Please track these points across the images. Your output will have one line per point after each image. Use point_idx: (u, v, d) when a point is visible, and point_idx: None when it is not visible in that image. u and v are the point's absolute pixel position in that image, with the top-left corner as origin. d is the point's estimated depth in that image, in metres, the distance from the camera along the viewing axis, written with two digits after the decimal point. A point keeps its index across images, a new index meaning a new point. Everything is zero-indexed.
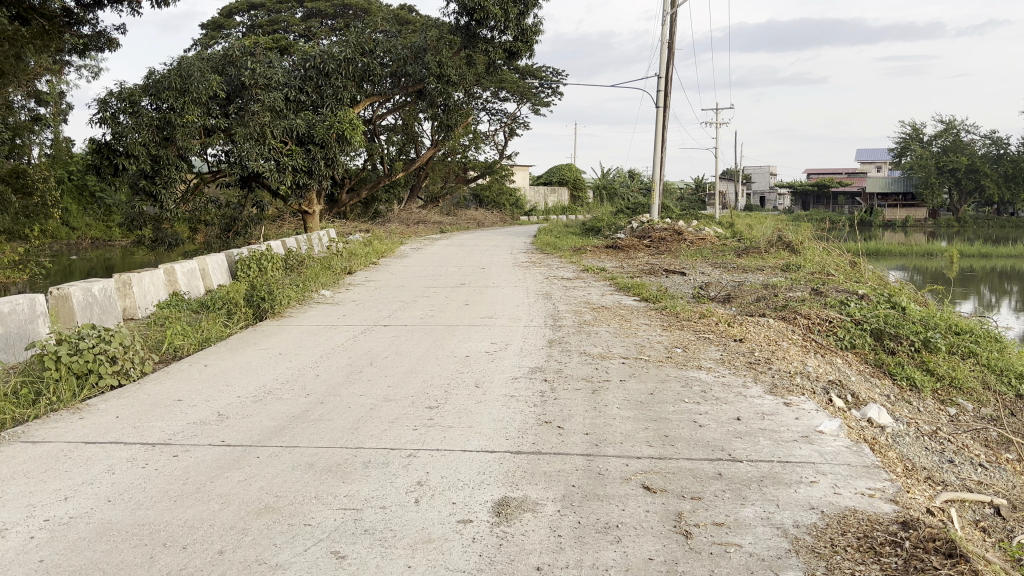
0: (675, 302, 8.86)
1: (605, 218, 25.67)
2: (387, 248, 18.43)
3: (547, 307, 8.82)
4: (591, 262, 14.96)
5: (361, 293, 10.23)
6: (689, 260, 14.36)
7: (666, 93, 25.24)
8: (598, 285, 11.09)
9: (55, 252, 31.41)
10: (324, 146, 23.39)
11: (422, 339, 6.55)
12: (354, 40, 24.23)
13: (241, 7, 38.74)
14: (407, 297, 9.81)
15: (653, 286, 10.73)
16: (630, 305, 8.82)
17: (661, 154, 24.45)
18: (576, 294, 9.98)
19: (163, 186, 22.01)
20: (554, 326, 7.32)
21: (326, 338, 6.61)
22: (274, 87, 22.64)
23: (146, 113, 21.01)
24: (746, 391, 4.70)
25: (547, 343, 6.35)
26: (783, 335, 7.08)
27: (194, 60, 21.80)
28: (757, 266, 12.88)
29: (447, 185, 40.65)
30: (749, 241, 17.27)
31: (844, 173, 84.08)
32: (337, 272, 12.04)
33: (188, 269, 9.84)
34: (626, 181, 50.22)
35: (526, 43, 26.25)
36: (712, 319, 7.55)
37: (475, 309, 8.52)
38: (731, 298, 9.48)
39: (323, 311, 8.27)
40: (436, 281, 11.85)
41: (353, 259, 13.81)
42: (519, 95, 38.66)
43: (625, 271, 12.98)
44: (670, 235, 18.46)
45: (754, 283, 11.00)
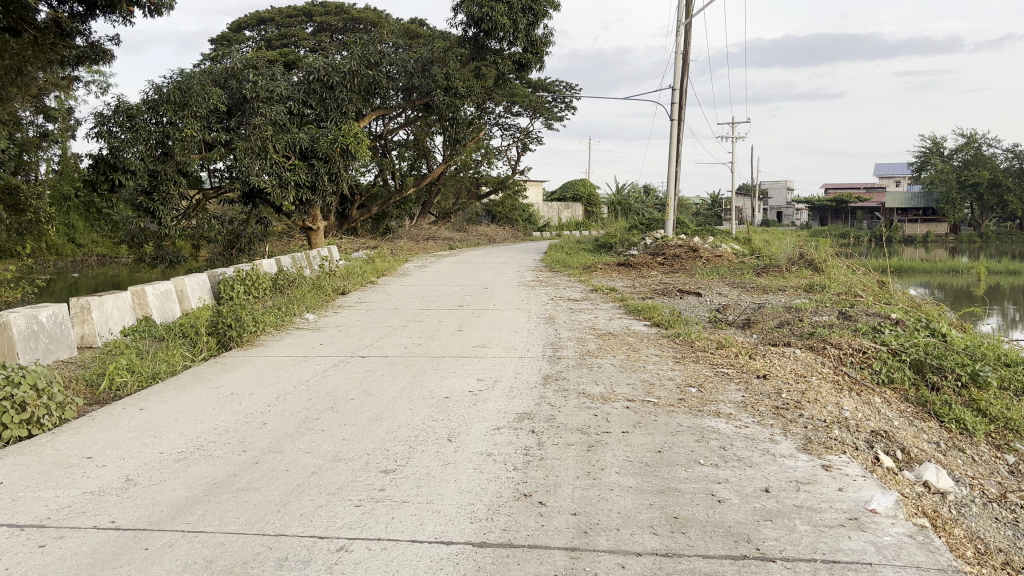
0: (688, 329, 8.04)
1: (617, 234, 24.91)
2: (390, 266, 17.73)
3: (547, 333, 8.02)
4: (602, 281, 14.18)
5: (351, 316, 9.49)
6: (705, 280, 13.54)
7: (680, 105, 24.48)
8: (607, 307, 10.32)
9: (60, 270, 30.94)
10: (327, 161, 22.74)
11: (401, 374, 5.75)
12: (359, 53, 23.77)
13: (251, 22, 38.40)
14: (398, 320, 9.05)
15: (666, 308, 9.93)
16: (640, 332, 7.99)
17: (675, 168, 23.67)
18: (581, 318, 9.20)
19: (162, 202, 21.42)
20: (553, 357, 6.51)
21: (292, 373, 5.83)
22: (276, 100, 22.09)
23: (145, 127, 20.52)
24: (775, 449, 3.85)
25: (542, 380, 5.53)
26: (811, 368, 6.24)
27: (196, 73, 21.32)
28: (778, 287, 12.06)
29: (459, 201, 40.06)
30: (768, 259, 16.43)
31: (864, 188, 82.95)
32: (330, 294, 11.31)
33: (162, 290, 9.11)
34: (641, 197, 49.45)
35: (535, 54, 25.62)
36: (731, 350, 6.70)
37: (469, 336, 7.73)
38: (751, 323, 8.64)
39: (300, 339, 7.51)
40: (434, 302, 11.09)
41: (349, 279, 13.09)
42: (531, 109, 38.05)
43: (637, 292, 12.18)
44: (685, 252, 17.64)
45: (776, 306, 10.18)
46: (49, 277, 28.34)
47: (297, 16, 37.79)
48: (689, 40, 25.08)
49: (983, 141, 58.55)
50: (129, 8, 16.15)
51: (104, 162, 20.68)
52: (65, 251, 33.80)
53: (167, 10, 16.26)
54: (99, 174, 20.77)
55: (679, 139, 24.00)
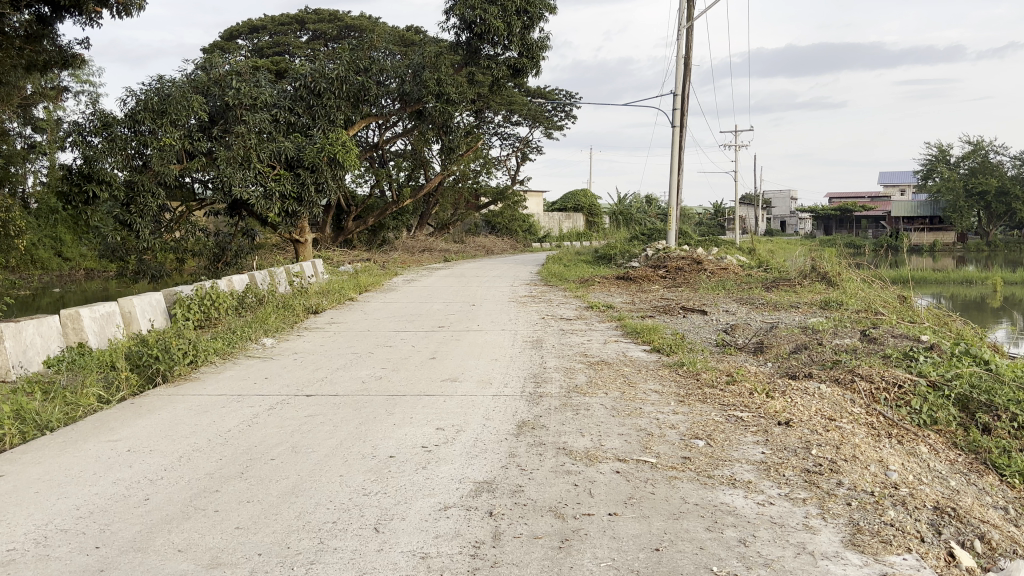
0: (693, 356, 7.02)
1: (618, 246, 23.95)
2: (377, 280, 16.81)
3: (532, 360, 7.03)
4: (599, 297, 13.24)
5: (316, 339, 8.48)
6: (710, 295, 12.56)
7: (683, 112, 23.57)
8: (602, 328, 9.33)
9: (45, 286, 30.04)
10: (314, 170, 21.72)
11: (345, 422, 4.73)
12: (348, 58, 22.90)
13: (242, 30, 37.61)
14: (366, 345, 8.05)
15: (668, 330, 8.92)
16: (639, 360, 6.97)
17: (677, 176, 22.70)
18: (571, 342, 8.22)
19: (139, 215, 20.43)
20: (534, 394, 5.49)
21: (216, 420, 4.81)
22: (261, 107, 21.22)
23: (122, 136, 19.61)
24: (813, 543, 2.84)
25: (516, 429, 4.51)
26: (841, 410, 5.21)
27: (176, 80, 20.41)
28: (791, 303, 11.07)
29: (457, 212, 39.11)
30: (777, 272, 15.44)
31: (867, 198, 82.13)
32: (299, 315, 10.35)
33: (102, 313, 8.12)
34: (642, 207, 48.51)
35: (531, 59, 24.73)
36: (743, 386, 5.65)
37: (442, 366, 6.73)
38: (765, 348, 7.64)
39: (246, 372, 6.49)
40: (413, 321, 10.12)
41: (326, 298, 12.14)
42: (531, 118, 37.16)
43: (637, 309, 11.20)
44: (688, 264, 16.65)
45: (790, 326, 9.16)
46: (32, 294, 27.43)
47: (290, 24, 36.96)
48: (690, 45, 24.23)
49: (989, 148, 57.49)
50: (97, 9, 15.32)
51: (78, 172, 19.63)
52: (51, 265, 32.87)
53: (136, 9, 15.52)
54: (73, 186, 19.67)
55: (681, 146, 23.07)
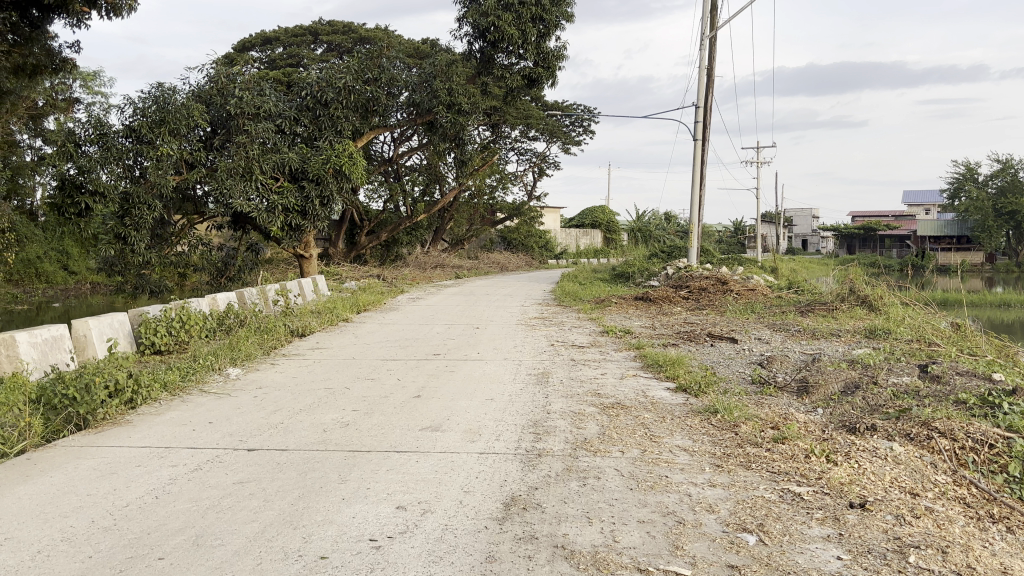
0: (726, 399, 5.86)
1: (636, 263, 22.81)
2: (379, 299, 15.76)
3: (534, 401, 5.91)
4: (615, 320, 12.13)
5: (290, 370, 7.41)
6: (738, 320, 11.41)
7: (705, 124, 22.45)
8: (618, 358, 8.21)
9: (49, 299, 29.30)
10: (319, 182, 20.77)
11: (280, 495, 3.63)
12: (356, 67, 22.04)
13: (256, 41, 36.95)
14: (344, 377, 6.97)
15: (694, 363, 7.79)
16: (663, 403, 5.81)
17: (699, 193, 21.57)
18: (581, 376, 7.10)
19: (134, 227, 19.41)
20: (530, 453, 4.35)
21: (118, 488, 3.71)
22: (264, 117, 20.36)
23: (117, 145, 18.73)
24: None
25: (502, 513, 3.39)
26: (923, 481, 4.04)
27: (177, 89, 19.57)
28: (831, 331, 9.91)
29: (472, 228, 38.08)
30: (809, 294, 14.26)
31: (891, 216, 80.51)
32: (281, 339, 9.30)
33: (48, 336, 7.09)
34: (662, 224, 47.29)
35: (547, 69, 23.69)
36: (794, 445, 4.48)
37: (425, 408, 5.62)
38: (811, 387, 6.47)
39: (191, 415, 5.39)
40: (407, 347, 9.02)
41: (318, 321, 11.11)
42: (548, 133, 36.16)
43: (659, 335, 10.05)
44: (713, 285, 15.50)
45: (834, 359, 8.00)
46: (34, 309, 26.68)
47: (304, 36, 36.24)
48: (714, 56, 23.13)
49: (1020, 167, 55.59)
50: (85, 10, 14.47)
51: (70, 182, 18.63)
52: (56, 279, 31.98)
53: (127, 10, 14.67)
54: (64, 196, 18.66)
55: (703, 161, 21.97)
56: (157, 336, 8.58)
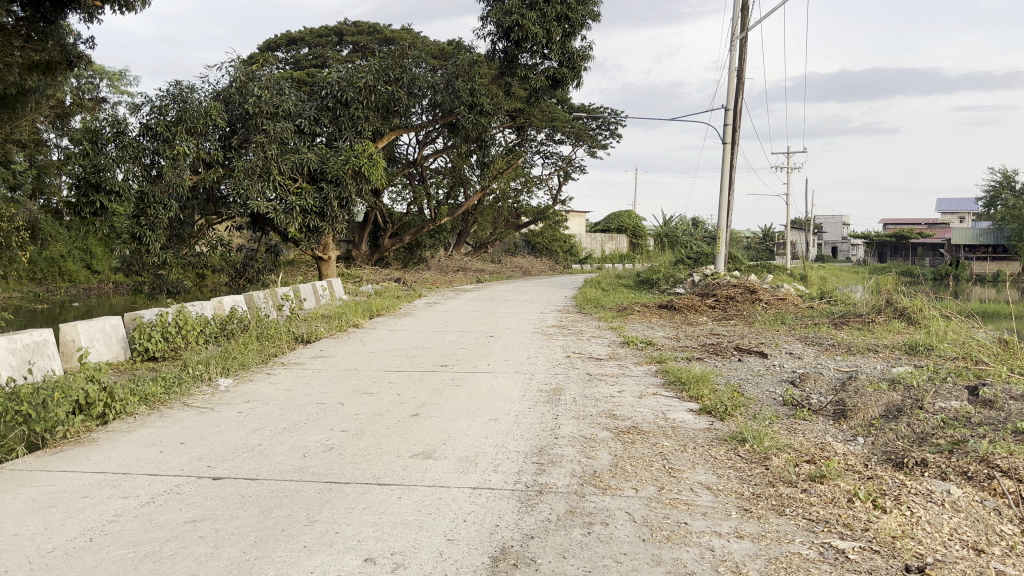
0: (756, 426, 5.27)
1: (662, 270, 22.16)
2: (394, 304, 15.30)
3: (543, 422, 5.36)
4: (638, 329, 11.56)
5: (286, 381, 6.92)
6: (768, 332, 10.78)
7: (734, 127, 21.76)
8: (637, 373, 7.64)
9: (71, 298, 29.18)
10: (337, 183, 20.39)
11: (233, 540, 3.12)
12: (377, 66, 21.64)
13: (281, 42, 36.77)
14: (341, 391, 6.46)
15: (721, 380, 7.21)
16: (684, 429, 5.24)
17: (727, 198, 20.90)
18: (597, 393, 6.54)
19: (149, 227, 19.08)
20: (530, 490, 3.82)
21: (53, 526, 3.23)
22: (283, 116, 20.02)
23: (133, 143, 18.44)
24: None
25: (488, 570, 2.86)
26: (988, 533, 3.43)
27: (195, 88, 19.28)
28: (868, 346, 9.26)
29: (496, 231, 37.59)
30: (843, 305, 13.56)
31: (925, 224, 78.84)
32: (283, 346, 8.84)
33: (29, 341, 6.61)
34: (689, 229, 46.47)
35: (572, 69, 23.05)
36: (837, 486, 3.87)
37: (420, 430, 5.09)
38: (849, 412, 5.86)
39: (163, 433, 4.90)
40: (414, 356, 8.51)
41: (326, 327, 10.64)
42: (574, 137, 35.58)
43: (683, 348, 9.46)
44: (741, 294, 14.85)
45: (874, 378, 7.37)
46: (54, 307, 26.54)
47: (329, 36, 35.99)
48: (744, 57, 22.43)
49: None
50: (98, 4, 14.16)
51: (86, 180, 18.32)
52: (79, 278, 31.99)
53: (139, 5, 14.35)
54: (81, 195, 18.38)
55: (732, 165, 21.30)
56: (151, 342, 8.14)
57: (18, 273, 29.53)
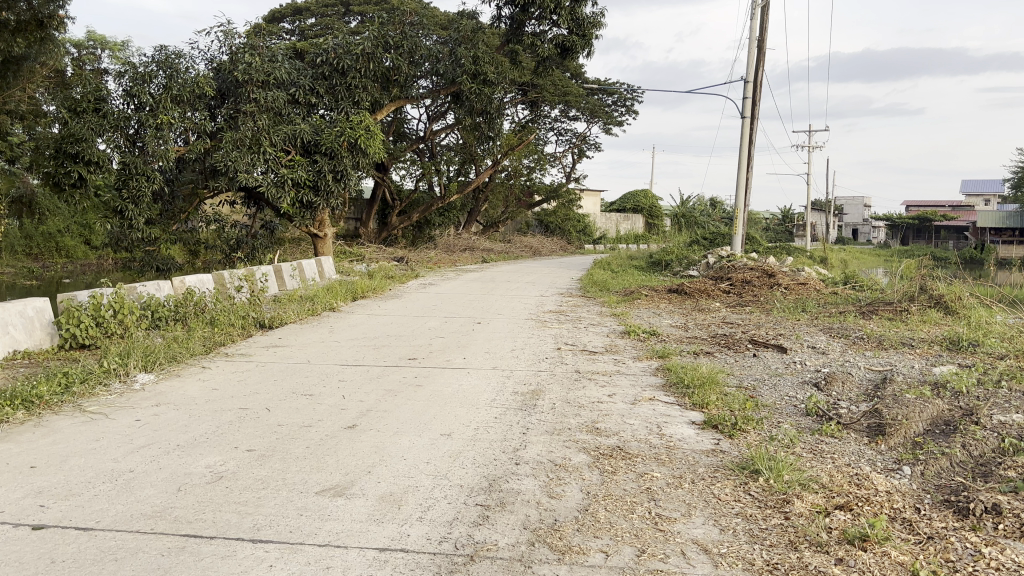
0: (773, 450, 4.19)
1: (675, 250, 20.95)
2: (385, 285, 14.29)
3: (506, 441, 4.28)
4: (643, 317, 10.47)
5: (220, 379, 5.89)
6: (786, 322, 9.64)
7: (753, 100, 20.44)
8: (634, 371, 6.57)
9: (68, 272, 28.35)
10: (332, 156, 19.33)
11: None
12: (376, 33, 20.55)
13: (286, 12, 35.72)
14: (275, 392, 5.41)
15: (732, 382, 6.12)
16: (682, 451, 4.16)
17: (745, 176, 19.68)
18: (582, 398, 5.46)
19: (131, 201, 18.05)
20: (457, 553, 2.77)
21: None
22: (275, 85, 18.98)
23: (114, 111, 17.30)
24: None
25: None
26: None
27: (181, 54, 18.24)
28: (901, 340, 8.10)
29: (508, 210, 36.44)
30: (870, 291, 12.37)
31: (949, 207, 76.85)
32: (234, 335, 7.80)
33: None
34: (707, 209, 45.12)
35: (583, 37, 21.63)
36: (882, 557, 2.77)
37: (348, 450, 4.03)
38: (889, 427, 4.76)
39: (20, 451, 3.87)
40: (381, 347, 7.47)
41: (296, 312, 9.64)
42: (589, 113, 34.22)
43: (693, 339, 8.38)
44: (758, 278, 13.71)
45: (913, 380, 6.25)
46: (47, 283, 25.68)
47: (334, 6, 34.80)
48: (766, 24, 21.01)
49: None
50: None
51: (63, 150, 17.07)
52: (77, 254, 30.86)
53: None
54: (56, 165, 17.08)
55: (750, 141, 20.06)
56: (80, 328, 7.13)
57: (14, 247, 28.71)
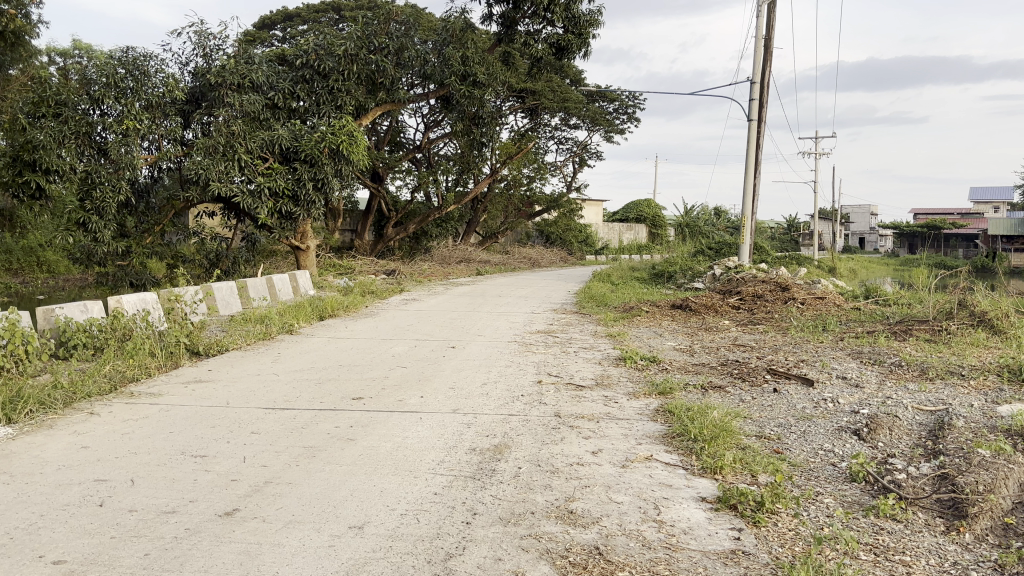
0: (816, 556, 2.92)
1: (679, 261, 19.73)
2: (362, 303, 13.03)
3: (438, 539, 3.02)
4: (643, 338, 9.20)
5: (101, 430, 4.62)
6: (807, 344, 8.36)
7: (761, 102, 19.28)
8: (630, 414, 5.29)
9: (46, 286, 27.06)
10: (313, 164, 18.06)
11: None
12: (360, 33, 19.42)
13: (276, 19, 34.60)
14: (158, 453, 4.17)
15: (751, 431, 4.82)
16: (687, 558, 2.89)
17: (752, 183, 18.45)
18: (556, 459, 4.17)
19: (97, 212, 16.74)
20: None
21: None
22: (251, 88, 17.79)
23: (75, 116, 16.09)
24: None
25: None
26: None
27: (149, 55, 17.08)
28: (949, 368, 6.79)
29: (507, 220, 35.20)
30: (897, 306, 11.08)
31: (957, 215, 75.62)
32: (151, 370, 6.51)
33: None
34: (711, 219, 43.91)
35: (580, 36, 20.31)
36: None
37: (203, 562, 2.78)
38: (972, 507, 3.46)
39: None
40: (324, 383, 6.19)
41: (243, 338, 8.39)
42: (590, 121, 32.91)
43: (703, 368, 7.10)
44: (771, 291, 12.46)
45: (978, 425, 4.95)
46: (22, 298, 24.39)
47: (325, 11, 33.67)
48: (774, 20, 19.77)
49: None
50: None
51: (20, 158, 15.88)
52: (58, 268, 29.60)
53: None
54: (13, 174, 15.92)
55: (758, 146, 18.89)
56: None
57: None
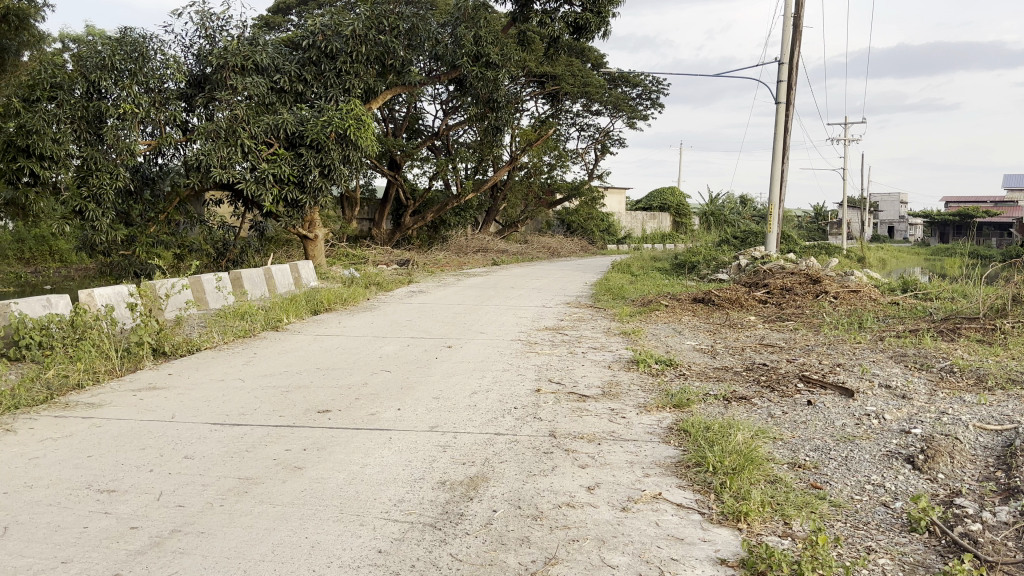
0: None
1: (702, 251, 18.81)
2: (363, 294, 12.28)
3: None
4: (661, 336, 8.36)
5: (7, 454, 3.90)
6: (842, 345, 7.49)
7: (790, 83, 18.26)
8: (639, 435, 4.46)
9: (58, 276, 26.62)
10: (319, 149, 17.26)
11: None
12: (369, 13, 18.61)
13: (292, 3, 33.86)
14: (59, 487, 3.44)
15: (784, 459, 3.99)
16: None
17: (780, 169, 17.48)
18: (542, 498, 3.39)
19: (94, 200, 16.11)
20: None
21: None
22: (255, 71, 17.07)
23: (71, 99, 15.47)
24: None
25: None
26: None
27: (148, 36, 16.40)
28: (1010, 376, 5.90)
29: (527, 209, 34.35)
30: (940, 301, 10.14)
31: (990, 204, 73.64)
32: (100, 377, 5.77)
33: None
34: (737, 207, 42.74)
35: (599, 15, 19.42)
36: None
37: None
38: None
39: None
40: (289, 392, 5.41)
41: (220, 336, 7.67)
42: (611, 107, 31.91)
43: (728, 373, 6.26)
44: (801, 284, 11.55)
45: None
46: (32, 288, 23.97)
47: None
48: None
49: None
50: None
51: (14, 144, 15.29)
52: (70, 258, 29.15)
53: None
54: (7, 160, 15.34)
55: (786, 130, 17.90)
56: None
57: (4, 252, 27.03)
